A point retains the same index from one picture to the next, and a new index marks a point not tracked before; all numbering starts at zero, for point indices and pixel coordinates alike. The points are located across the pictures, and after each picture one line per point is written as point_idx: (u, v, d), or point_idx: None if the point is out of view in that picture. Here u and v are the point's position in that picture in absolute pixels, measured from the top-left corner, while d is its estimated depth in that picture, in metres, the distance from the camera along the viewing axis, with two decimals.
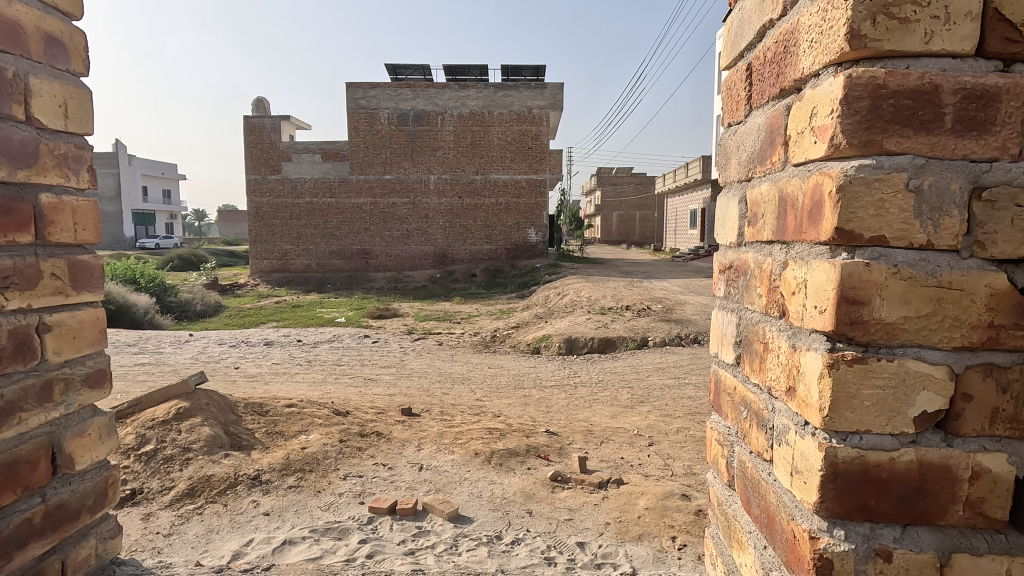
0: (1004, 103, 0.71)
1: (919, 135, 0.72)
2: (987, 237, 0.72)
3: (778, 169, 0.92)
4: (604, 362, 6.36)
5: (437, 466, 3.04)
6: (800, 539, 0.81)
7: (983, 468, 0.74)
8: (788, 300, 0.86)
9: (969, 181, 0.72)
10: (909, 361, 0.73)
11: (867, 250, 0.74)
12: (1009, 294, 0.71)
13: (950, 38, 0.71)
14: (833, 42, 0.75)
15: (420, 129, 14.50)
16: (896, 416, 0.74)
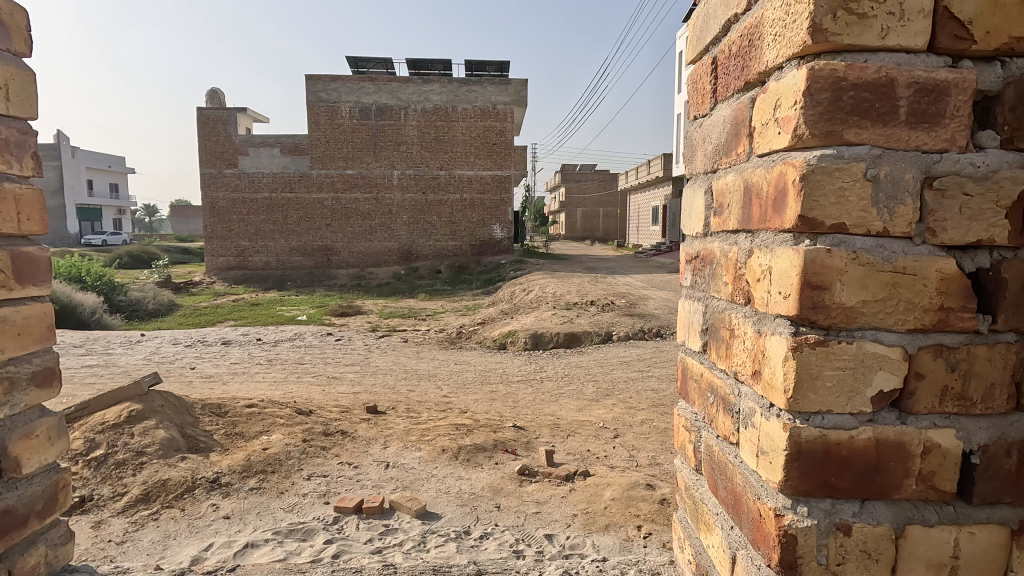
0: (953, 98, 0.75)
1: (876, 127, 0.75)
2: (937, 224, 0.76)
3: (743, 160, 0.95)
4: (569, 357, 6.44)
5: (405, 463, 3.01)
6: (766, 517, 0.83)
7: (934, 444, 0.78)
8: (753, 286, 0.89)
9: (922, 170, 0.76)
10: (867, 343, 0.77)
11: (828, 237, 0.76)
12: (956, 279, 0.76)
13: (905, 34, 0.74)
14: (796, 35, 0.77)
15: (383, 123, 14.26)
16: (855, 396, 0.77)
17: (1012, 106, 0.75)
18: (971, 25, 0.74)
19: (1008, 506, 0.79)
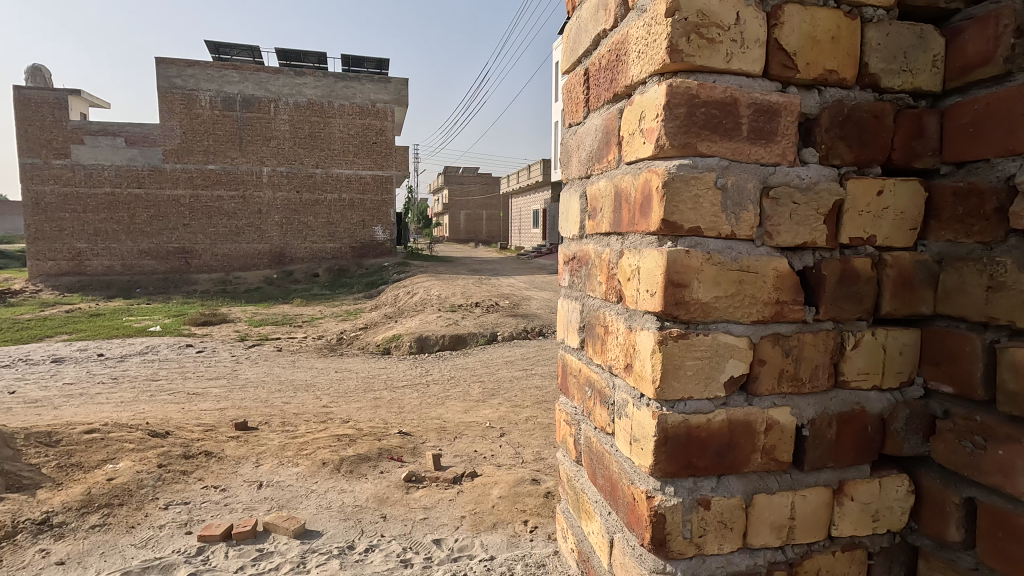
0: (783, 118, 0.86)
1: (724, 141, 0.84)
2: (773, 228, 0.87)
3: (613, 167, 1.01)
4: (455, 359, 6.43)
5: (281, 480, 2.81)
6: (639, 500, 0.89)
7: (774, 421, 0.89)
8: (624, 285, 0.95)
9: (761, 181, 0.86)
10: (720, 335, 0.85)
11: (686, 240, 0.84)
12: (788, 275, 0.87)
13: (745, 59, 0.83)
14: (656, 53, 0.83)
15: (250, 116, 13.21)
16: (711, 382, 0.86)
17: (827, 128, 0.88)
18: (796, 56, 0.85)
19: (830, 470, 0.93)
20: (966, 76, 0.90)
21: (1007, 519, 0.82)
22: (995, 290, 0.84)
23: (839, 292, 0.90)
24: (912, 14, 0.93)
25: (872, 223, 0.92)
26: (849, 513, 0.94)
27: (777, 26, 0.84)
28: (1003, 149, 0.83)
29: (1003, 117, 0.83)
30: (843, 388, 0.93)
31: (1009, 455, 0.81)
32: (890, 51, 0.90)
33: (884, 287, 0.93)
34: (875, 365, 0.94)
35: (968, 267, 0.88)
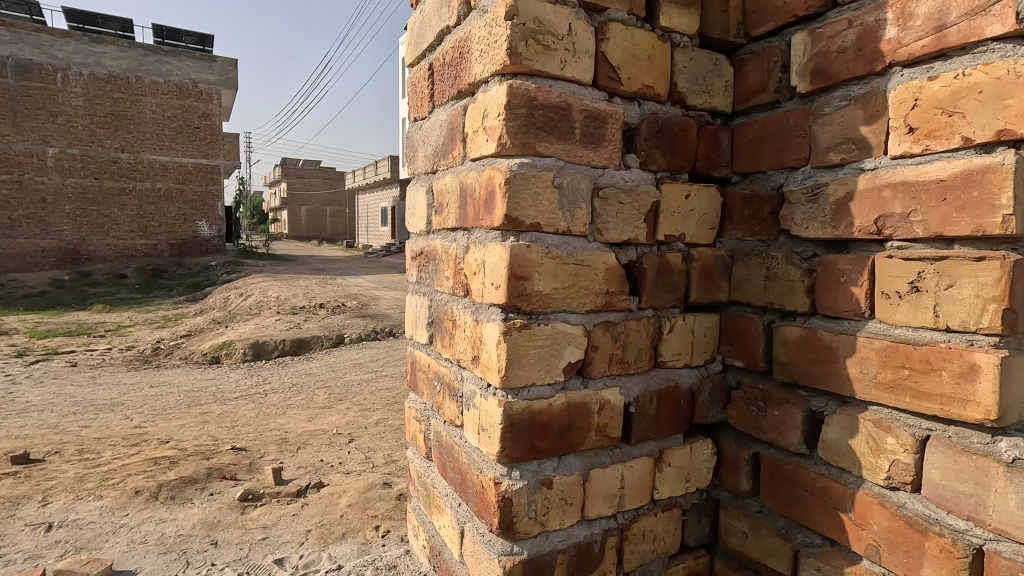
0: (609, 125, 0.94)
1: (560, 143, 0.89)
2: (603, 225, 0.95)
3: (458, 163, 1.02)
4: (297, 365, 6.00)
5: (78, 519, 2.37)
6: (487, 487, 0.92)
7: (606, 401, 0.98)
8: (470, 279, 0.97)
9: (592, 182, 0.93)
10: (558, 324, 0.91)
11: (527, 235, 0.88)
12: (616, 268, 0.96)
13: (577, 68, 0.90)
14: (497, 54, 0.86)
15: (27, 84, 10.91)
16: (551, 368, 0.91)
17: (645, 137, 0.99)
18: (619, 70, 0.94)
19: (652, 441, 1.06)
20: (748, 101, 1.07)
21: (780, 465, 1.03)
22: (771, 280, 1.03)
23: (657, 283, 1.02)
24: (709, 43, 1.08)
25: (682, 222, 1.05)
26: (667, 477, 1.08)
27: (603, 41, 0.92)
28: (775, 164, 1.02)
29: (776, 131, 1.02)
30: (661, 367, 1.06)
31: (781, 414, 1.02)
32: (694, 74, 1.04)
33: (692, 278, 1.08)
34: (686, 346, 1.08)
35: (752, 261, 1.06)
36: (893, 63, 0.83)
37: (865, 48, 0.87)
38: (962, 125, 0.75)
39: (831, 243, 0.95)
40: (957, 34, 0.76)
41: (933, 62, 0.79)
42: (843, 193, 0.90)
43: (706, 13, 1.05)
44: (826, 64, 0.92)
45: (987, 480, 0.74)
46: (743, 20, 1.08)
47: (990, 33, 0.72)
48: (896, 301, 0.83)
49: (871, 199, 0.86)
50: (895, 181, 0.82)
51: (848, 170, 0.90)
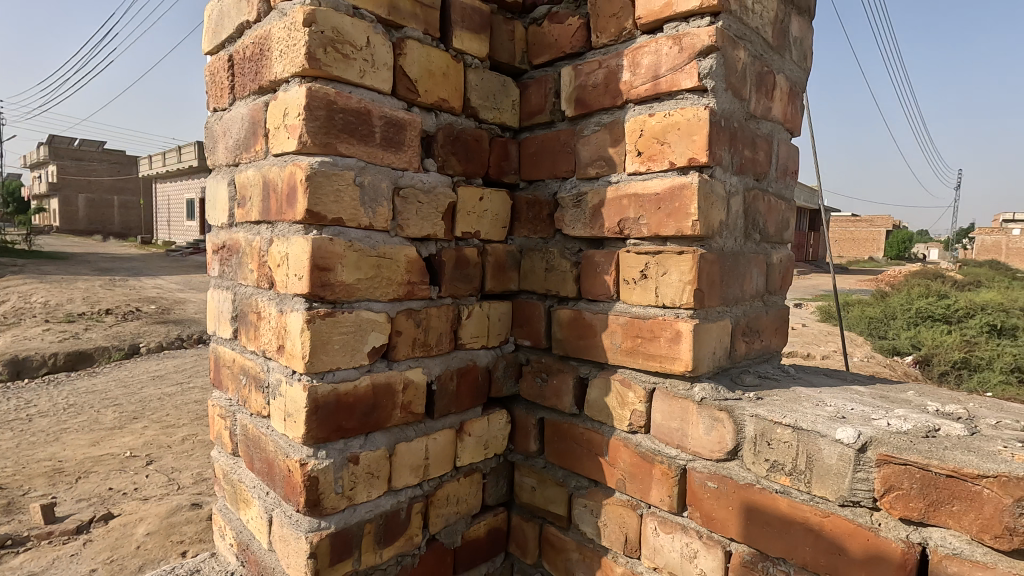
0: (408, 132, 1.04)
1: (360, 145, 0.97)
2: (404, 222, 1.05)
3: (261, 157, 1.04)
4: (75, 382, 5.08)
5: None
6: (293, 470, 0.96)
7: (410, 381, 1.09)
8: (274, 271, 0.99)
9: (392, 182, 1.02)
10: (362, 311, 0.99)
11: (329, 229, 0.94)
12: (416, 261, 1.07)
13: (376, 78, 0.98)
14: (296, 57, 0.91)
15: None
16: (355, 352, 0.98)
17: (442, 144, 1.11)
18: (416, 82, 1.05)
19: (453, 414, 1.19)
20: (531, 119, 1.26)
21: (558, 425, 1.24)
22: (549, 271, 1.23)
23: (455, 274, 1.15)
24: (499, 66, 1.24)
25: (477, 221, 1.20)
26: (468, 446, 1.22)
27: (401, 55, 1.02)
28: (551, 174, 1.22)
29: (551, 146, 1.21)
30: (461, 349, 1.20)
31: (558, 382, 1.23)
32: (484, 92, 1.19)
33: (486, 270, 1.23)
34: (482, 330, 1.23)
35: (536, 255, 1.25)
36: (629, 100, 1.07)
37: (610, 85, 1.09)
38: (670, 152, 1.00)
39: (592, 240, 1.18)
40: (666, 83, 1.00)
41: (652, 102, 1.04)
42: (597, 200, 1.12)
43: (495, 40, 1.21)
44: (585, 94, 1.14)
45: (687, 415, 1.01)
46: (526, 50, 1.26)
47: (685, 85, 0.98)
48: (632, 285, 1.07)
49: (615, 206, 1.09)
50: (630, 192, 1.06)
51: (601, 182, 1.12)
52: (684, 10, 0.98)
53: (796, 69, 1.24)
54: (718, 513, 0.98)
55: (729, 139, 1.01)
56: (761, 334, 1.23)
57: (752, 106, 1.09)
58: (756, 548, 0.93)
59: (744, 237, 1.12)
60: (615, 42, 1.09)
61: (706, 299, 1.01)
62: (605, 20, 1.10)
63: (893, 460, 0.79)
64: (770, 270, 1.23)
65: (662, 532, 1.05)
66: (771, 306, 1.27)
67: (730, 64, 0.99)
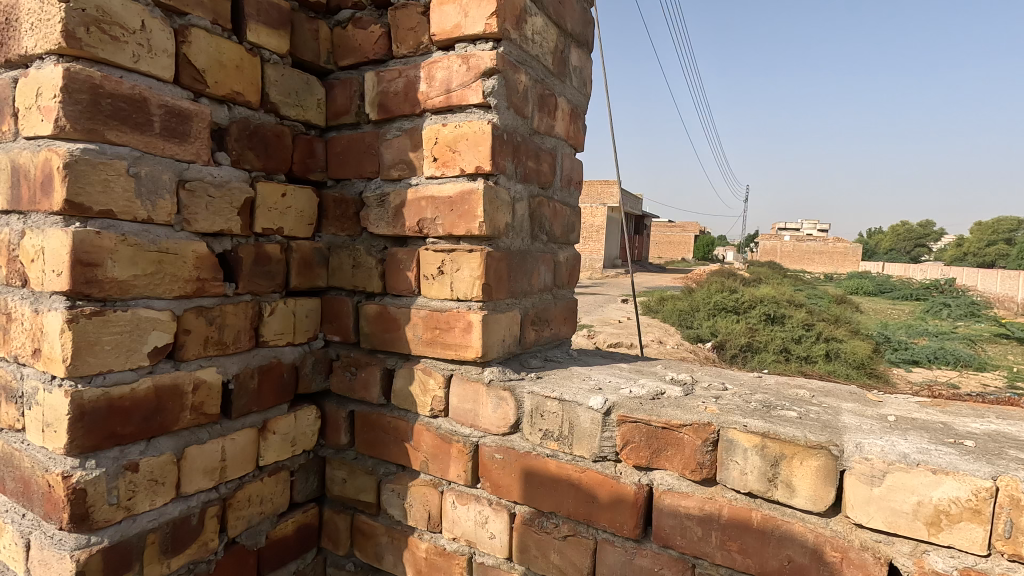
0: (195, 123, 1.00)
1: (135, 133, 0.91)
2: (191, 216, 1.00)
3: (9, 139, 0.92)
4: None
5: None
6: (54, 484, 0.87)
7: (201, 381, 1.04)
8: (27, 267, 0.89)
9: (176, 174, 0.98)
10: (140, 309, 0.93)
11: (97, 221, 0.87)
12: (207, 257, 1.03)
13: (153, 65, 0.93)
14: (50, 32, 0.82)
15: None
16: (132, 353, 0.92)
17: (236, 139, 1.09)
18: (204, 73, 1.01)
19: (254, 413, 1.17)
20: (337, 119, 1.29)
21: (367, 416, 1.29)
22: (357, 268, 1.27)
23: (253, 270, 1.13)
24: (302, 64, 1.25)
25: (279, 217, 1.19)
26: (272, 444, 1.21)
27: (184, 44, 0.97)
28: (357, 173, 1.27)
29: (356, 147, 1.26)
30: (263, 346, 1.18)
31: (366, 374, 1.27)
32: (285, 89, 1.19)
33: (291, 267, 1.23)
34: (287, 327, 1.23)
35: (343, 252, 1.29)
36: (426, 110, 1.16)
37: (409, 94, 1.18)
38: (460, 160, 1.11)
39: (396, 238, 1.25)
40: (457, 97, 1.11)
41: (446, 114, 1.14)
42: (399, 200, 1.20)
43: (297, 38, 1.22)
44: (387, 100, 1.21)
45: (478, 397, 1.14)
46: (331, 50, 1.29)
47: (472, 101, 1.10)
48: (431, 281, 1.16)
49: (414, 207, 1.17)
50: (427, 195, 1.15)
51: (403, 184, 1.20)
52: (470, 33, 1.09)
53: (576, 93, 1.44)
54: (504, 480, 1.11)
55: (513, 151, 1.15)
56: (551, 323, 1.40)
57: (535, 123, 1.25)
58: (534, 506, 1.08)
59: (531, 238, 1.28)
60: (414, 53, 1.18)
61: (494, 292, 1.13)
62: (403, 32, 1.18)
63: (627, 419, 0.99)
64: (557, 267, 1.41)
65: (459, 504, 1.16)
66: (560, 299, 1.45)
67: (512, 85, 1.13)
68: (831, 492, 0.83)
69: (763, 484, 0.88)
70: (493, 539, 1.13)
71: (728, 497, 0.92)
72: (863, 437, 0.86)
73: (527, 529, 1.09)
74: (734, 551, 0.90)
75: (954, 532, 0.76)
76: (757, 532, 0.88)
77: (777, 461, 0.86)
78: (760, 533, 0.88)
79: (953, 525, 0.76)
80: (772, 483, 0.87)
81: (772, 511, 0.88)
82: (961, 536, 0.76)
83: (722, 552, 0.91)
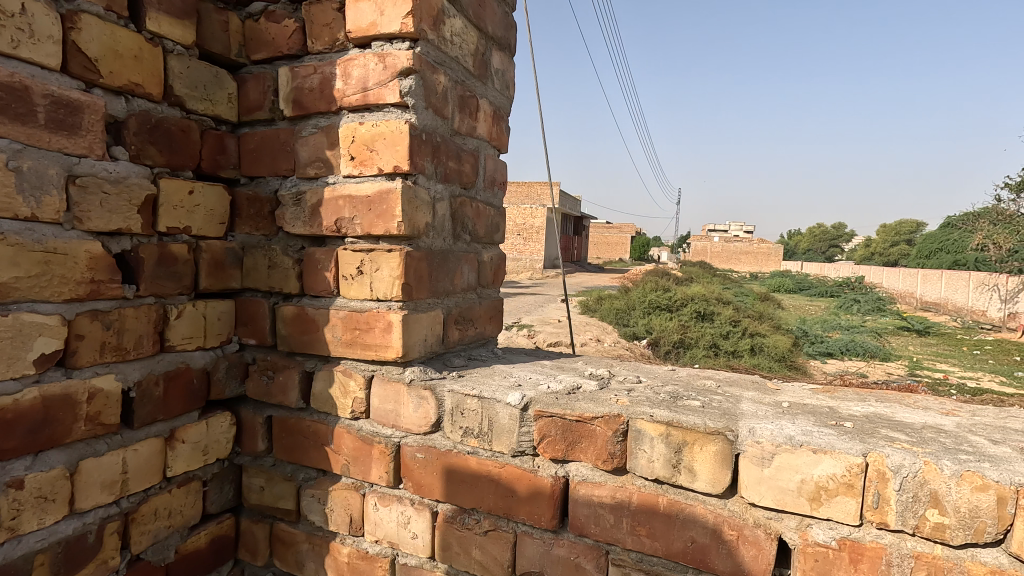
0: (86, 115, 0.94)
1: (15, 125, 0.84)
2: (82, 214, 0.94)
3: None
4: None
5: None
6: None
7: (97, 389, 0.97)
8: None
9: (64, 169, 0.91)
10: (23, 314, 0.86)
11: None
12: (103, 257, 0.97)
13: (36, 52, 0.86)
14: None
15: None
16: (15, 361, 0.84)
17: (135, 132, 1.02)
18: (97, 62, 0.94)
19: (160, 422, 1.11)
20: (250, 115, 1.25)
21: (286, 421, 1.25)
22: (272, 268, 1.23)
23: (157, 271, 1.07)
24: (211, 56, 1.20)
25: (186, 216, 1.13)
26: (181, 454, 1.15)
27: (73, 30, 0.90)
28: (272, 171, 1.24)
29: (271, 144, 1.23)
30: (169, 351, 1.12)
31: (284, 378, 1.24)
32: (192, 81, 1.14)
33: (201, 268, 1.18)
34: (197, 330, 1.17)
35: (258, 252, 1.24)
36: (343, 108, 1.15)
37: (325, 91, 1.16)
38: (378, 159, 1.10)
39: (314, 238, 1.22)
40: (374, 96, 1.11)
41: (363, 112, 1.13)
42: (316, 199, 1.17)
43: (204, 28, 1.17)
44: (302, 97, 1.18)
45: (399, 397, 1.13)
46: (243, 43, 1.25)
47: (389, 100, 1.09)
48: (350, 281, 1.14)
49: (331, 206, 1.15)
50: (344, 194, 1.14)
51: (320, 182, 1.18)
52: (386, 31, 1.09)
53: (499, 96, 1.47)
54: (425, 480, 1.11)
55: (432, 151, 1.16)
56: (475, 322, 1.41)
57: (455, 124, 1.26)
58: (455, 504, 1.09)
59: (453, 237, 1.29)
60: (330, 50, 1.17)
61: (414, 292, 1.13)
62: (319, 28, 1.17)
63: (544, 414, 1.02)
64: (481, 267, 1.43)
65: (381, 505, 1.15)
66: (484, 298, 1.46)
67: (430, 85, 1.14)
68: (728, 474, 0.89)
69: (668, 470, 0.93)
70: (415, 539, 1.12)
71: (638, 485, 0.96)
72: (757, 423, 0.93)
73: (449, 527, 1.09)
74: (643, 536, 0.94)
75: (832, 505, 0.83)
76: (664, 516, 0.93)
77: (680, 448, 0.92)
78: (666, 517, 0.93)
79: (831, 499, 0.83)
80: (676, 469, 0.92)
81: (677, 495, 0.93)
82: (838, 509, 0.83)
83: (632, 538, 0.95)
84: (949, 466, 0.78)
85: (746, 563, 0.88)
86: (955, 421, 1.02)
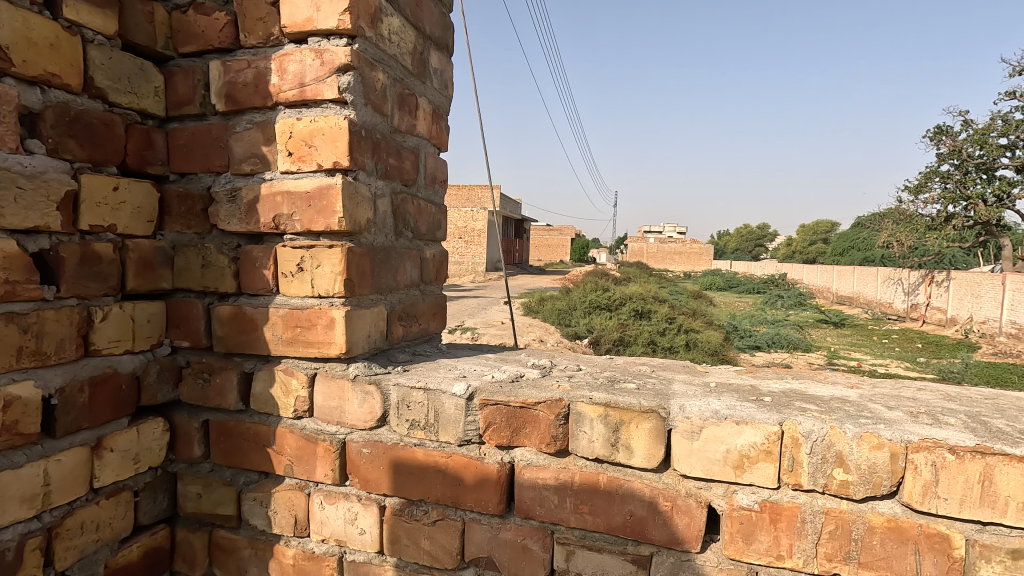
0: None
1: None
2: None
3: None
4: None
5: None
6: None
7: (14, 397, 0.91)
8: None
9: None
10: None
11: None
12: (18, 256, 0.91)
13: None
14: None
15: None
16: None
17: (53, 125, 0.97)
18: (8, 50, 0.89)
19: (86, 430, 1.05)
20: (179, 109, 1.21)
21: (224, 425, 1.22)
22: (206, 268, 1.20)
23: (80, 271, 1.02)
24: (136, 48, 1.16)
25: (111, 214, 1.08)
26: (110, 463, 1.09)
27: None
28: (204, 168, 1.20)
29: (202, 140, 1.19)
30: (94, 356, 1.07)
31: (221, 380, 1.20)
32: (114, 73, 1.09)
33: (127, 267, 1.13)
34: (124, 333, 1.12)
35: (190, 252, 1.21)
36: (278, 103, 1.14)
37: (260, 86, 1.15)
38: (317, 155, 1.10)
39: (250, 236, 1.20)
40: (311, 92, 1.10)
41: (300, 108, 1.13)
42: (251, 196, 1.16)
43: (128, 19, 1.12)
44: (235, 92, 1.16)
45: (343, 393, 1.13)
46: (169, 35, 1.21)
47: (327, 96, 1.09)
48: (289, 278, 1.13)
49: (269, 202, 1.14)
50: (283, 190, 1.12)
51: (255, 179, 1.16)
52: (323, 27, 1.09)
53: (438, 95, 1.49)
54: (373, 475, 1.12)
55: (372, 148, 1.17)
56: (419, 318, 1.42)
57: (395, 122, 1.27)
58: (403, 496, 1.10)
59: (394, 234, 1.30)
60: (263, 45, 1.15)
61: (357, 287, 1.13)
62: (252, 22, 1.15)
63: (489, 402, 1.05)
64: (424, 264, 1.44)
65: (327, 504, 1.14)
66: (428, 294, 1.48)
67: (368, 82, 1.14)
68: (661, 449, 0.95)
69: (608, 449, 0.98)
70: (364, 535, 1.12)
71: (579, 465, 1.01)
72: (686, 400, 1.01)
73: (398, 519, 1.10)
74: (586, 513, 0.99)
75: (754, 471, 0.91)
76: (604, 492, 0.98)
77: (618, 427, 0.97)
78: (606, 493, 0.98)
79: (752, 465, 0.91)
80: (615, 447, 0.98)
81: (616, 472, 0.99)
82: (759, 474, 0.91)
83: (576, 516, 1.00)
84: (851, 429, 0.88)
85: (679, 531, 0.94)
86: (858, 393, 1.14)
